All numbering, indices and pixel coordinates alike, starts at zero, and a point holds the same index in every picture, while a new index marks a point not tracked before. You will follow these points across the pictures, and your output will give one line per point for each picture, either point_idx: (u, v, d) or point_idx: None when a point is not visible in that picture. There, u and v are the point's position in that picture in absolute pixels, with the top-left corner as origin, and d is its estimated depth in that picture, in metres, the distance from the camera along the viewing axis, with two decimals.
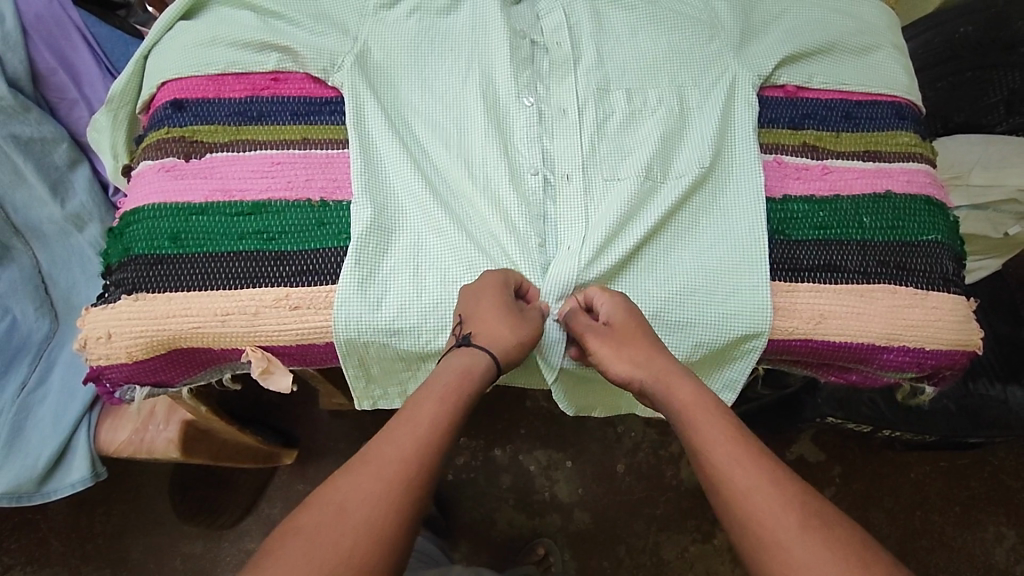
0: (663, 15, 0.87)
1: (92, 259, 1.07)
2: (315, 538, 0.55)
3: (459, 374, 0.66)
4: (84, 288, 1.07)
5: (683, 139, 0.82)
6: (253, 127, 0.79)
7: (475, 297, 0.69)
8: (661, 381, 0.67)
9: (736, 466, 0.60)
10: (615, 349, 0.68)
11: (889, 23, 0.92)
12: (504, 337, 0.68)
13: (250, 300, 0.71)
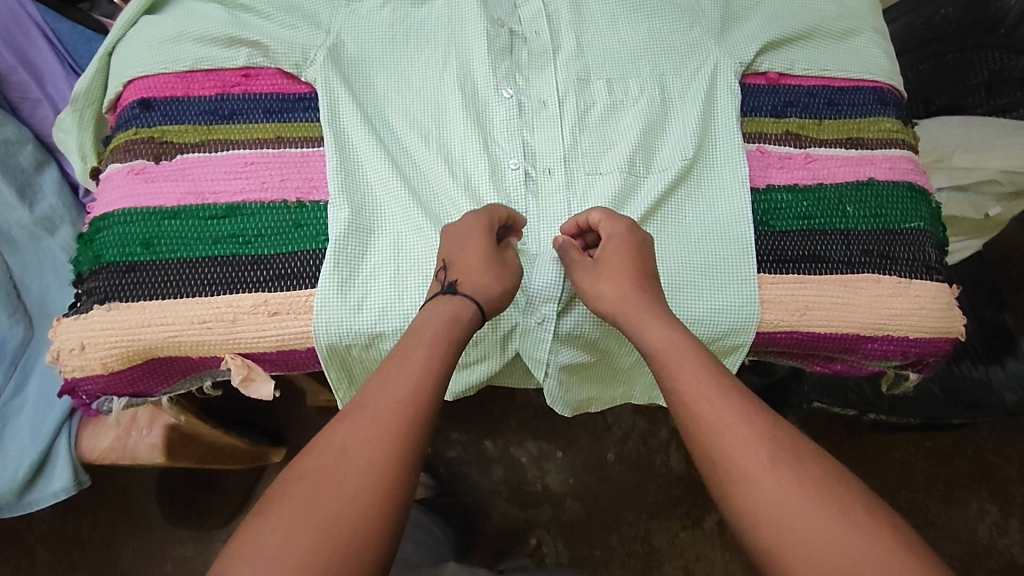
0: (644, 2, 0.85)
1: (64, 263, 1.04)
2: (314, 483, 0.56)
3: (442, 319, 0.65)
4: (58, 294, 1.05)
5: (666, 129, 0.80)
6: (224, 127, 0.77)
7: (460, 238, 0.69)
8: (632, 316, 0.66)
9: (735, 408, 0.59)
10: (603, 274, 0.68)
11: (871, 6, 0.90)
12: (488, 284, 0.68)
13: (227, 307, 0.69)
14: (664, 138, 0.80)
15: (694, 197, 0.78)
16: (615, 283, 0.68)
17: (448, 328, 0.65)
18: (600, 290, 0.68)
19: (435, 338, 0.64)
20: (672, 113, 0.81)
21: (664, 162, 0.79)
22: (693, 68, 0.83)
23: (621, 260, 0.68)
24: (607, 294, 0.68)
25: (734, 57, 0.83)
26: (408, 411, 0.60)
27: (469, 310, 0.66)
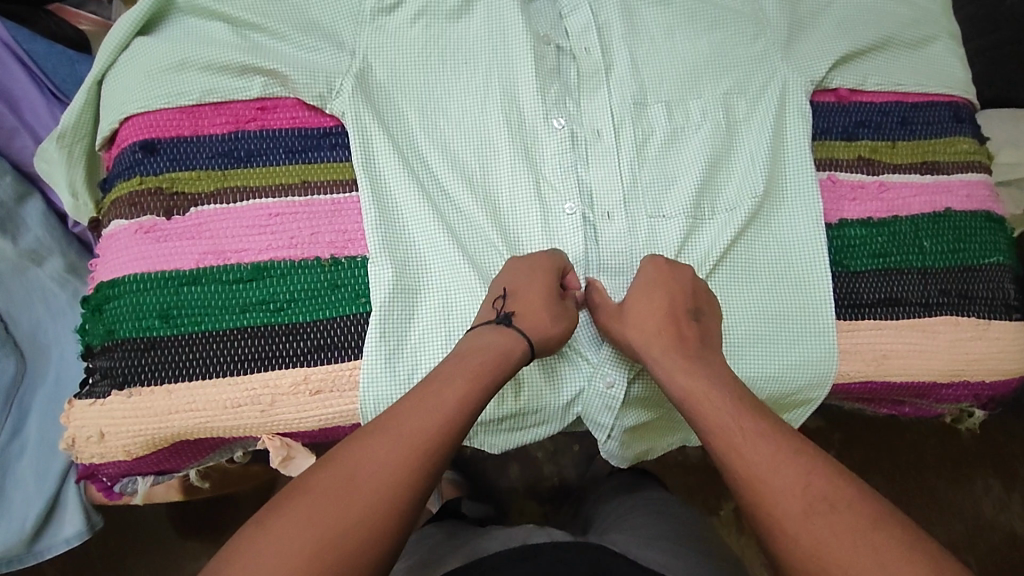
0: (702, 9, 0.76)
1: (63, 296, 0.90)
2: (322, 505, 0.48)
3: (470, 353, 0.57)
4: (52, 326, 0.91)
5: (732, 158, 0.73)
6: (242, 171, 0.67)
7: (517, 272, 0.63)
8: (660, 353, 0.60)
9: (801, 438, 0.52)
10: (647, 307, 0.63)
11: (946, 6, 0.81)
12: (550, 318, 0.61)
13: (262, 387, 0.63)
14: (729, 169, 0.72)
15: (761, 237, 0.72)
16: (659, 318, 0.62)
17: (497, 360, 0.57)
18: (636, 330, 0.62)
19: (474, 369, 0.56)
20: (740, 140, 0.73)
21: (731, 200, 0.72)
22: (760, 82, 0.74)
23: (663, 296, 0.63)
24: (645, 330, 0.62)
25: (805, 73, 0.74)
26: (417, 453, 0.51)
27: (523, 345, 0.59)
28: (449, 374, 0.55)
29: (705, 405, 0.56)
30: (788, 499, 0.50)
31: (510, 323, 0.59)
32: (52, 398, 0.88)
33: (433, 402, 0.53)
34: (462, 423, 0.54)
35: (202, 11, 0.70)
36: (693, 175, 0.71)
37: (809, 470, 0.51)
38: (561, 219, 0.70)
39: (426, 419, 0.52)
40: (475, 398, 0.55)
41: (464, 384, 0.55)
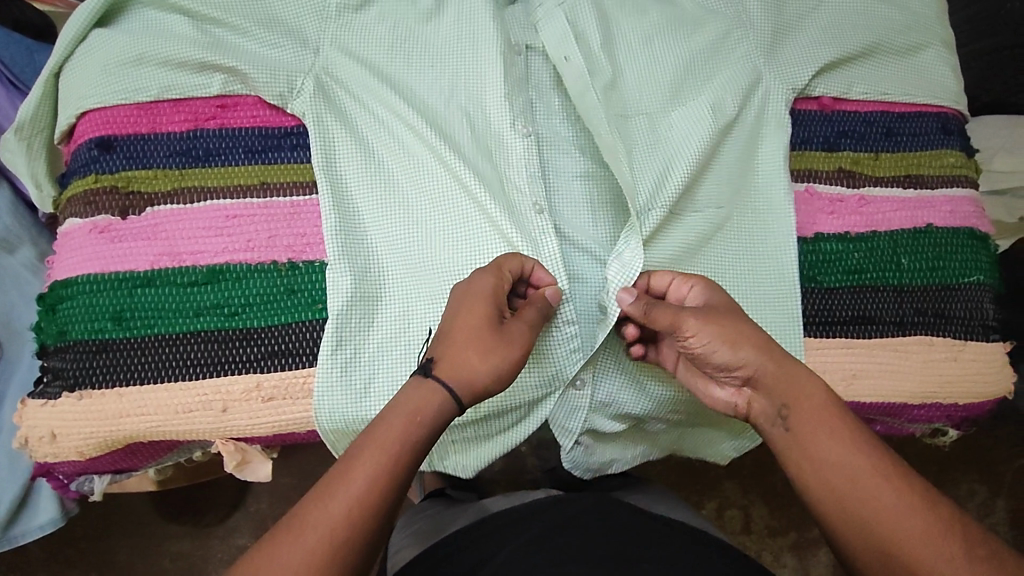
0: (684, 8, 0.72)
1: (36, 281, 0.85)
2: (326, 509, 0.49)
3: (399, 410, 0.53)
4: (28, 310, 0.84)
5: (711, 167, 0.69)
6: (201, 171, 0.66)
7: (455, 309, 0.57)
8: (779, 372, 0.56)
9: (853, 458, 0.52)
10: (722, 330, 0.57)
11: (940, 12, 0.78)
12: (474, 368, 0.55)
13: (215, 393, 0.62)
14: (709, 177, 0.69)
15: (740, 250, 0.69)
16: (733, 345, 0.57)
17: (412, 425, 0.53)
18: (750, 354, 0.57)
19: (387, 441, 0.52)
20: (725, 147, 0.70)
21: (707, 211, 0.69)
22: (748, 82, 0.70)
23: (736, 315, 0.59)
24: (731, 354, 0.57)
25: (788, 79, 0.71)
26: (343, 544, 0.48)
27: (442, 404, 0.54)
28: (361, 450, 0.51)
29: (801, 424, 0.54)
30: (896, 517, 0.49)
31: (427, 379, 0.55)
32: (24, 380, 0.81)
33: (346, 489, 0.50)
34: (387, 499, 0.51)
35: (161, 3, 0.67)
36: (667, 186, 0.66)
37: (905, 482, 0.50)
38: (530, 228, 0.64)
39: (341, 508, 0.49)
40: (395, 471, 0.51)
41: (381, 459, 0.51)
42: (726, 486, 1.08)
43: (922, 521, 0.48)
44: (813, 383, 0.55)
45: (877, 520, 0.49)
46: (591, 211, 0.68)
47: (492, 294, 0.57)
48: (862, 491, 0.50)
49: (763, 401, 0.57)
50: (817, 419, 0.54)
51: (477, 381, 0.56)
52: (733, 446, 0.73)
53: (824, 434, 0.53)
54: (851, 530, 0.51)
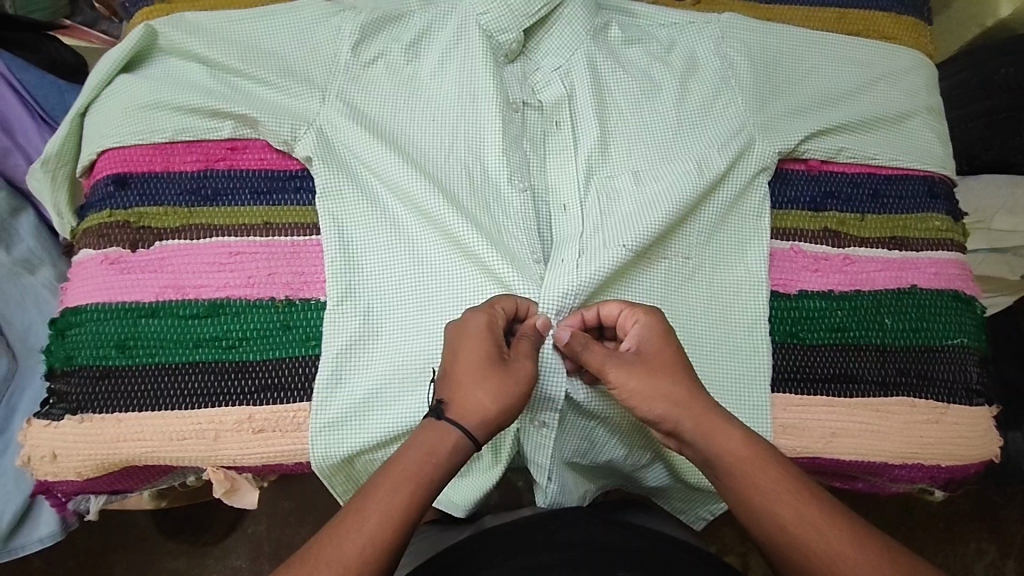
0: (674, 72, 0.75)
1: (53, 300, 0.88)
2: (340, 546, 0.51)
3: (415, 451, 0.54)
4: (44, 327, 0.88)
5: (696, 212, 0.71)
6: (208, 210, 0.70)
7: (453, 351, 0.58)
8: (702, 430, 0.56)
9: (780, 498, 0.53)
10: (646, 380, 0.57)
11: (928, 80, 0.80)
12: (483, 408, 0.56)
13: (209, 422, 0.65)
14: (691, 226, 0.71)
15: (728, 303, 0.71)
16: (655, 399, 0.57)
17: (426, 463, 0.54)
18: (668, 408, 0.57)
19: (400, 480, 0.53)
20: (716, 196, 0.71)
21: (698, 261, 0.71)
22: (741, 144, 0.72)
23: (664, 360, 0.58)
24: (660, 404, 0.57)
25: (775, 142, 0.73)
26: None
27: (455, 446, 0.55)
28: (374, 487, 0.53)
29: (735, 479, 0.55)
30: (836, 553, 0.51)
31: (439, 423, 0.56)
32: (34, 395, 0.84)
33: (360, 528, 0.51)
34: (397, 539, 0.52)
35: (183, 53, 0.72)
36: (648, 235, 0.67)
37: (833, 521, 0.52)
38: (532, 276, 0.65)
39: (352, 547, 0.50)
40: (406, 510, 0.53)
41: (395, 498, 0.53)
42: (725, 531, 1.07)
43: (859, 554, 0.51)
44: (733, 446, 0.55)
45: (817, 554, 0.51)
46: None
47: (486, 330, 0.58)
48: (803, 535, 0.52)
49: (693, 451, 0.58)
50: (751, 474, 0.54)
51: (488, 419, 0.56)
52: (716, 499, 0.72)
53: (757, 487, 0.54)
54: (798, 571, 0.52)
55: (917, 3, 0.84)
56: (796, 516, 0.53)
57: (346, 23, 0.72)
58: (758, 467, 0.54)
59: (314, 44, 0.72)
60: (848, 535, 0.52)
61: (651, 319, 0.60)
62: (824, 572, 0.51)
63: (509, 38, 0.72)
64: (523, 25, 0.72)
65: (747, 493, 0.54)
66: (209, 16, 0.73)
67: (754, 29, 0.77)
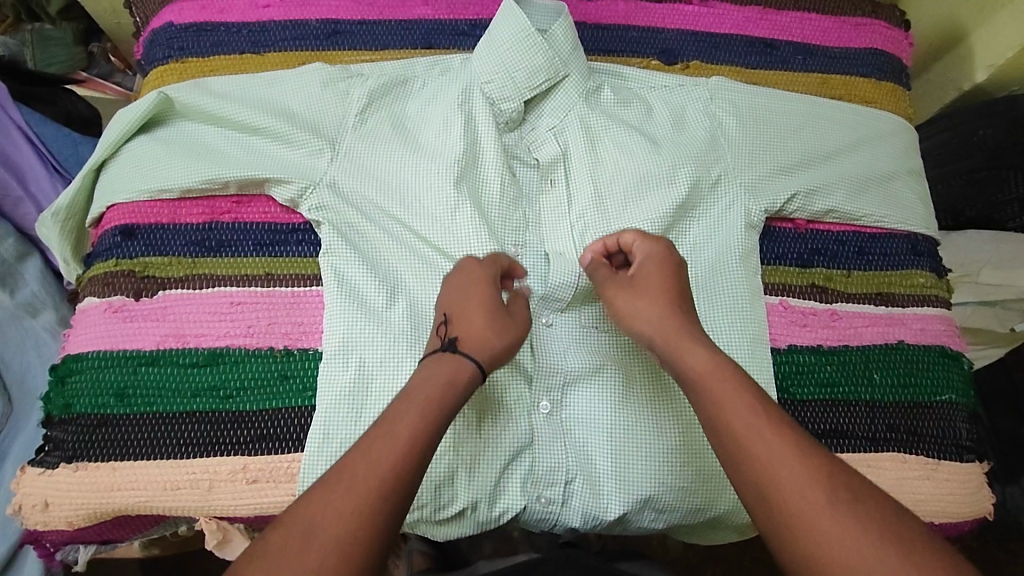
0: (664, 132, 0.78)
1: (54, 343, 0.90)
2: (326, 497, 0.47)
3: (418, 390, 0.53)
4: (43, 371, 0.89)
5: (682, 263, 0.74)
6: (211, 260, 0.72)
7: (460, 292, 0.62)
8: (672, 344, 0.56)
9: (756, 436, 0.49)
10: (639, 297, 0.60)
11: (908, 143, 0.84)
12: (492, 337, 0.59)
13: (202, 472, 0.65)
14: None
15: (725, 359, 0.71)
16: (654, 310, 0.59)
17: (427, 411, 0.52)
18: (656, 321, 0.58)
19: (389, 430, 0.50)
20: (703, 252, 0.75)
21: None
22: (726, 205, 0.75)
23: (654, 273, 0.61)
24: (647, 321, 0.59)
25: (761, 202, 0.76)
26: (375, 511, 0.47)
27: (464, 366, 0.56)
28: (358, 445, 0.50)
29: (702, 393, 0.53)
30: (808, 497, 0.46)
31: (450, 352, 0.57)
32: (30, 440, 0.84)
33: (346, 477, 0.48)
34: (395, 490, 0.48)
35: (195, 114, 0.76)
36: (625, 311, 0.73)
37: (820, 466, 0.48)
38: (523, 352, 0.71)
39: (352, 496, 0.47)
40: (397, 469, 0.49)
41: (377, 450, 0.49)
42: None
43: (831, 498, 0.46)
44: (698, 361, 0.54)
45: (767, 480, 0.48)
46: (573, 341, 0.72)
47: (486, 277, 0.62)
48: (763, 457, 0.48)
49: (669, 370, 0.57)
50: (712, 385, 0.53)
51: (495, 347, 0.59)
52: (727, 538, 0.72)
53: (727, 416, 0.51)
54: (759, 506, 0.48)
55: (896, 70, 0.89)
56: (759, 444, 0.49)
57: (354, 89, 0.76)
58: (721, 381, 0.53)
59: (322, 105, 0.76)
60: (819, 475, 0.47)
61: (656, 245, 0.63)
62: (796, 523, 0.46)
63: (510, 107, 0.76)
64: (525, 96, 0.76)
65: (713, 410, 0.52)
66: (221, 80, 0.77)
67: (741, 93, 0.81)
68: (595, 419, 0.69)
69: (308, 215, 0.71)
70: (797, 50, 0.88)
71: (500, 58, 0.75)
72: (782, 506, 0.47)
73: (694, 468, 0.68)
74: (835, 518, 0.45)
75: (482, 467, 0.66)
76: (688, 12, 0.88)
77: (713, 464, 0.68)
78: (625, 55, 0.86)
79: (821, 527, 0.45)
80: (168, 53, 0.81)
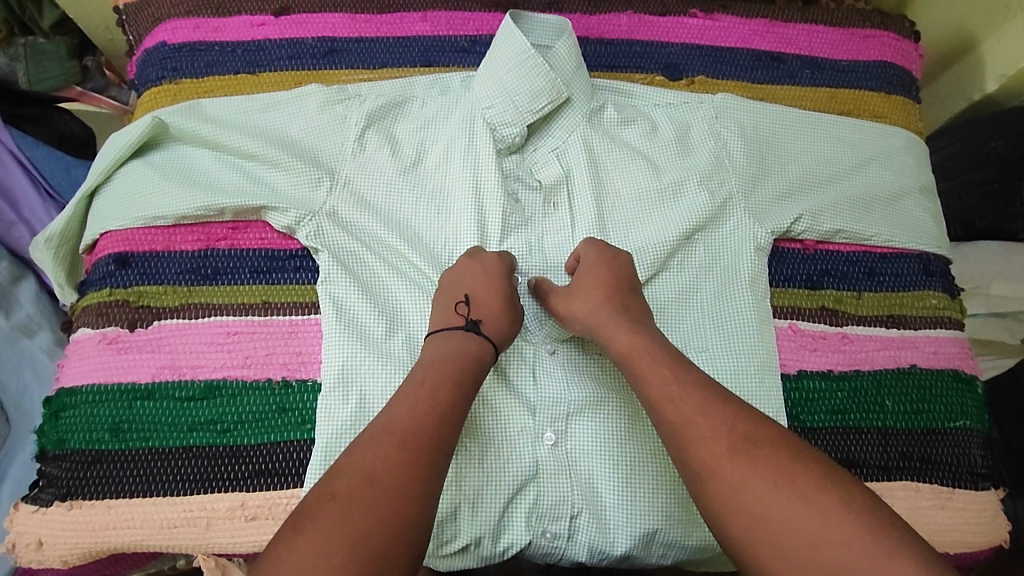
0: (669, 152, 0.76)
1: (51, 364, 0.88)
2: (371, 452, 0.50)
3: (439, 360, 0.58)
4: (40, 393, 0.87)
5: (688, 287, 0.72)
6: (207, 289, 0.70)
7: (468, 275, 0.65)
8: (599, 324, 0.62)
9: (667, 398, 0.54)
10: (572, 293, 0.65)
11: (919, 160, 0.82)
12: (501, 322, 0.63)
13: (200, 510, 0.64)
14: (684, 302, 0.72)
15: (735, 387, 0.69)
16: (582, 303, 0.63)
17: (448, 373, 0.56)
18: (581, 311, 0.63)
19: (411, 391, 0.55)
20: (709, 275, 0.73)
21: (699, 341, 0.71)
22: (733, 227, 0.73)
23: (594, 267, 0.65)
24: (581, 311, 0.63)
25: (766, 225, 0.74)
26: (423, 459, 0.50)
27: (480, 345, 0.60)
28: (388, 409, 0.54)
29: (624, 367, 0.59)
30: (706, 448, 0.50)
31: (458, 332, 0.60)
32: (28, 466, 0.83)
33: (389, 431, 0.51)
34: (438, 437, 0.52)
35: (190, 137, 0.74)
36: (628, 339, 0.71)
37: (725, 419, 0.51)
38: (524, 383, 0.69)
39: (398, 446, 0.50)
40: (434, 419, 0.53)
41: (408, 407, 0.53)
42: None
43: (728, 448, 0.50)
44: (620, 338, 0.60)
45: (696, 455, 0.51)
46: (577, 369, 0.71)
47: (501, 265, 0.66)
48: (668, 419, 0.53)
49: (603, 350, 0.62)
50: (632, 358, 0.58)
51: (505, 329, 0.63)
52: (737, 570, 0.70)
53: (642, 383, 0.56)
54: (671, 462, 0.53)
55: (906, 84, 0.87)
56: (667, 406, 0.53)
57: (351, 111, 0.74)
58: (639, 354, 0.58)
59: (319, 129, 0.74)
60: (718, 425, 0.51)
61: (590, 245, 0.67)
62: (698, 473, 0.50)
63: (512, 132, 0.74)
64: (527, 120, 0.73)
65: (633, 376, 0.57)
66: (216, 103, 0.76)
67: (747, 111, 0.79)
68: (600, 450, 0.67)
69: (302, 239, 0.70)
70: (804, 64, 0.86)
71: (503, 82, 0.73)
72: (684, 458, 0.51)
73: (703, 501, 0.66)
74: (730, 464, 0.49)
75: (486, 504, 0.64)
76: (692, 25, 0.86)
77: None
78: (629, 70, 0.84)
79: (718, 471, 0.49)
80: (161, 74, 0.79)
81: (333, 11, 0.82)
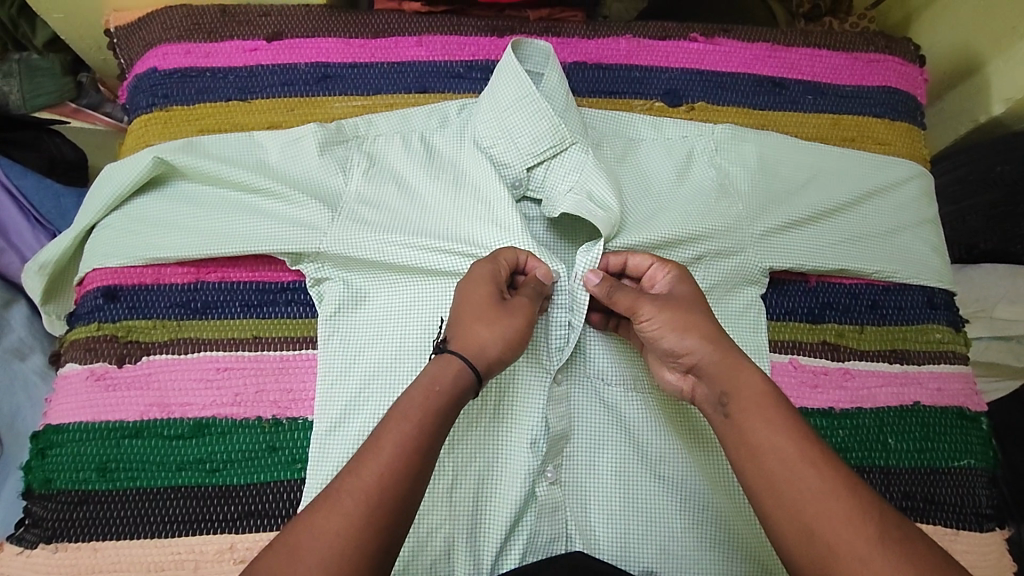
0: (670, 182, 0.75)
1: (45, 384, 0.86)
2: (316, 527, 0.47)
3: (409, 401, 0.53)
4: (34, 414, 0.85)
5: None
6: (197, 323, 0.69)
7: (462, 292, 0.60)
8: (719, 366, 0.56)
9: (806, 464, 0.50)
10: (669, 316, 0.59)
11: (923, 189, 0.80)
12: (489, 341, 0.58)
13: (188, 552, 0.62)
14: None
15: None
16: (682, 332, 0.58)
17: (416, 427, 0.51)
18: (692, 343, 0.58)
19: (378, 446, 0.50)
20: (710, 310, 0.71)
21: None
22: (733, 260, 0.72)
23: (683, 294, 0.61)
24: (682, 340, 0.58)
25: (765, 259, 0.73)
26: (364, 538, 0.47)
27: (462, 374, 0.56)
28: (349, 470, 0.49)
29: (742, 415, 0.54)
30: (845, 531, 0.47)
31: (445, 354, 0.57)
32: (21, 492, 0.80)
33: (338, 501, 0.48)
34: (387, 510, 0.48)
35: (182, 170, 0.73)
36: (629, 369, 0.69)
37: (861, 501, 0.48)
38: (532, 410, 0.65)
39: (341, 523, 0.47)
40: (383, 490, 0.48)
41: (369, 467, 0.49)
42: None
43: (871, 538, 0.46)
44: (751, 382, 0.55)
45: (825, 538, 0.47)
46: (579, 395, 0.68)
47: (491, 275, 0.60)
48: (804, 489, 0.49)
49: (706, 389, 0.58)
50: (758, 409, 0.53)
51: (493, 352, 0.58)
52: None
53: (766, 441, 0.52)
54: (789, 529, 0.49)
55: (910, 110, 0.85)
56: (805, 472, 0.49)
57: (352, 153, 0.74)
58: (762, 407, 0.53)
59: (315, 162, 0.72)
60: (860, 508, 0.47)
61: (677, 271, 0.63)
62: (830, 555, 0.47)
63: (513, 174, 0.72)
64: (528, 161, 0.72)
65: (754, 426, 0.53)
66: (215, 139, 0.74)
67: (748, 140, 0.78)
68: (599, 483, 0.66)
69: (309, 288, 0.70)
70: (806, 90, 0.84)
71: (503, 120, 0.72)
72: (817, 535, 0.47)
73: (700, 538, 0.65)
74: (880, 554, 0.45)
75: (478, 545, 0.63)
76: (693, 49, 0.85)
77: (719, 532, 0.65)
78: (628, 96, 0.82)
79: (864, 558, 0.45)
80: (152, 101, 0.78)
81: (327, 36, 0.80)
